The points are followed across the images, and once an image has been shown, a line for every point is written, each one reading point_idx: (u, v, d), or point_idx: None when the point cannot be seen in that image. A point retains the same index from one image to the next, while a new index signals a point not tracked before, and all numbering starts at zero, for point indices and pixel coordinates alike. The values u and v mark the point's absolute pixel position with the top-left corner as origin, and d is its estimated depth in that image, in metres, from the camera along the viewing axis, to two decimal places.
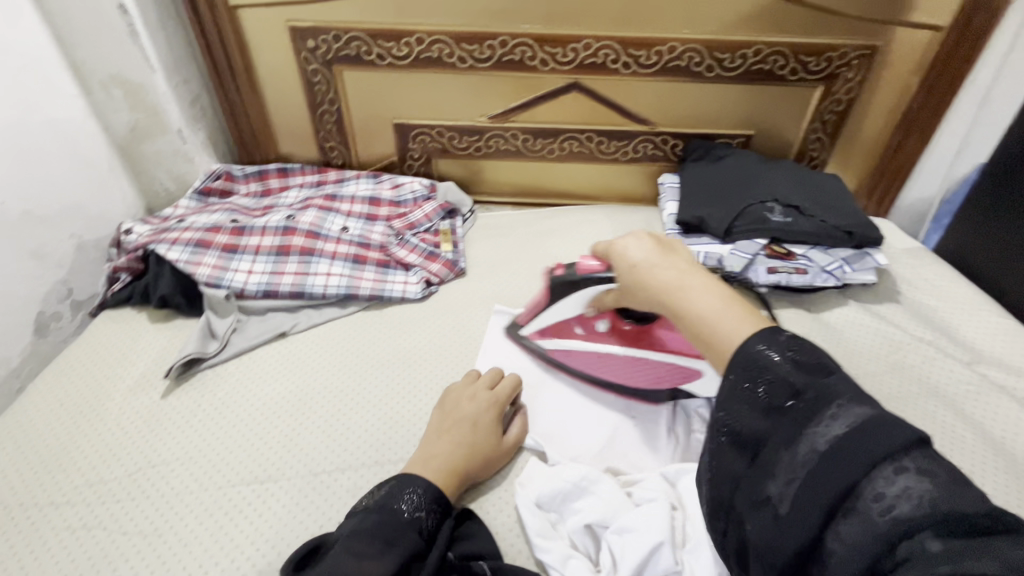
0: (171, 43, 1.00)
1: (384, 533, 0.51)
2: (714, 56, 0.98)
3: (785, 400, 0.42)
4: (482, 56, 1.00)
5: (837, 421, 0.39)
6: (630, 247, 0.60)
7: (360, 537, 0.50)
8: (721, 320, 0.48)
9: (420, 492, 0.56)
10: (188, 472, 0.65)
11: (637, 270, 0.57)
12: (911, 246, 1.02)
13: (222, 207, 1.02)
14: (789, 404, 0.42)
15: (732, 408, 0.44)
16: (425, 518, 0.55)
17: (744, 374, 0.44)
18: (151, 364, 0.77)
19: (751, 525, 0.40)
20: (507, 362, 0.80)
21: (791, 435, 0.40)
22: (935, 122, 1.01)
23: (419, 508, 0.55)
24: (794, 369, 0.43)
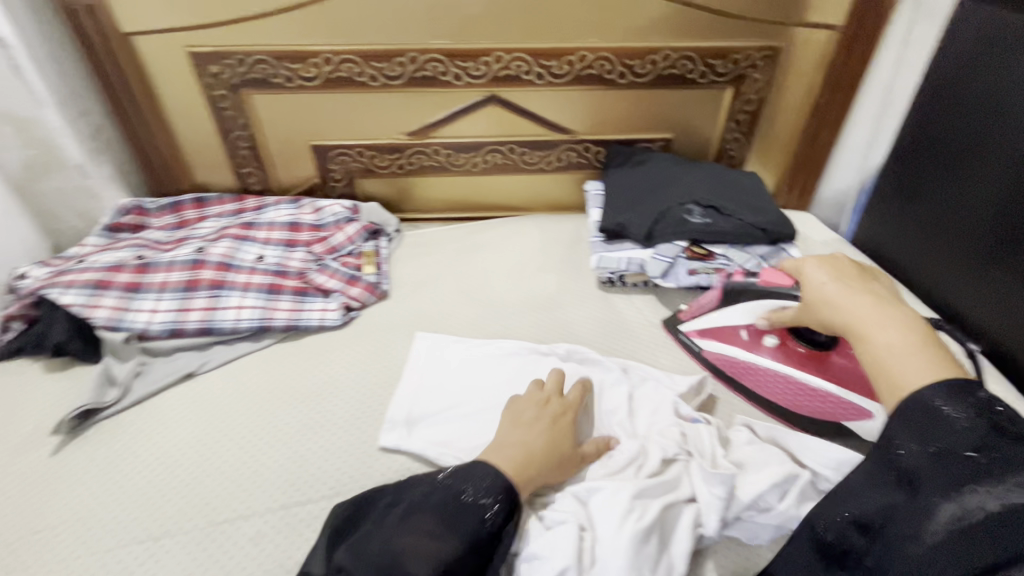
0: (64, 74, 0.95)
1: (444, 523, 0.51)
2: (625, 63, 0.99)
3: (966, 451, 0.40)
4: (393, 73, 0.98)
5: (1020, 492, 0.37)
6: (817, 270, 0.60)
7: (416, 523, 0.51)
8: (906, 357, 0.46)
9: (489, 484, 0.55)
10: (77, 535, 0.60)
11: (822, 291, 0.58)
12: (829, 238, 1.04)
13: (130, 243, 0.97)
14: (968, 458, 0.40)
15: (897, 439, 0.43)
16: (495, 508, 0.54)
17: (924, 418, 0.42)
18: (43, 419, 0.72)
19: (885, 545, 0.41)
20: (422, 370, 0.79)
21: (958, 484, 0.39)
22: (842, 116, 1.05)
23: (489, 497, 0.54)
24: (980, 429, 0.40)
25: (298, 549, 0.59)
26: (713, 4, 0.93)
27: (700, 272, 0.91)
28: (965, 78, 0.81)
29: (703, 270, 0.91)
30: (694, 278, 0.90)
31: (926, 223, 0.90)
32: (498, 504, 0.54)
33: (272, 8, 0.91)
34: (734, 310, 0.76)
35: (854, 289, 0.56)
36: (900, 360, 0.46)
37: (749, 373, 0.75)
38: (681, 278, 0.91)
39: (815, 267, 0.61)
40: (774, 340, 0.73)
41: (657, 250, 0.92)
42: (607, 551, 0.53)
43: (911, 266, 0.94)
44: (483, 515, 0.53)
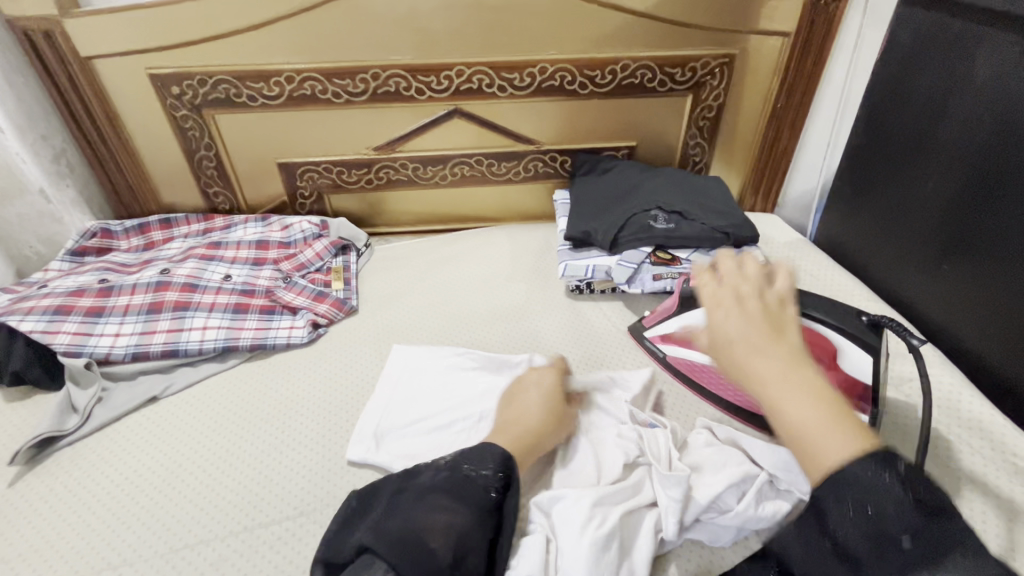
0: (23, 99, 0.95)
1: (460, 501, 0.52)
2: (585, 74, 1.01)
3: (902, 538, 0.38)
4: (356, 89, 0.99)
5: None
6: (733, 320, 0.47)
7: (435, 500, 0.51)
8: (833, 450, 0.40)
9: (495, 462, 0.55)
10: (32, 568, 0.59)
11: (737, 356, 0.46)
12: (793, 239, 1.06)
13: (94, 266, 0.96)
14: (906, 544, 0.38)
15: (830, 522, 0.41)
16: (501, 485, 0.54)
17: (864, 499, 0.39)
18: (1, 450, 0.71)
19: None
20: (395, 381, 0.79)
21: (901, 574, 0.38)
22: (802, 117, 1.08)
23: (496, 476, 0.54)
24: (914, 510, 0.38)
25: (260, 570, 0.59)
26: (668, 14, 0.95)
27: (665, 277, 0.92)
28: (910, 81, 0.83)
29: (668, 275, 0.92)
30: (659, 283, 0.92)
31: (883, 221, 0.92)
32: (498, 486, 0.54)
33: (231, 28, 0.91)
34: (693, 313, 0.75)
35: (764, 346, 0.45)
36: (819, 438, 0.40)
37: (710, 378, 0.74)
38: (646, 284, 0.92)
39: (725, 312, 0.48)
40: None
41: (622, 256, 0.93)
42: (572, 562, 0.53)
43: (871, 265, 0.96)
44: (489, 488, 0.53)
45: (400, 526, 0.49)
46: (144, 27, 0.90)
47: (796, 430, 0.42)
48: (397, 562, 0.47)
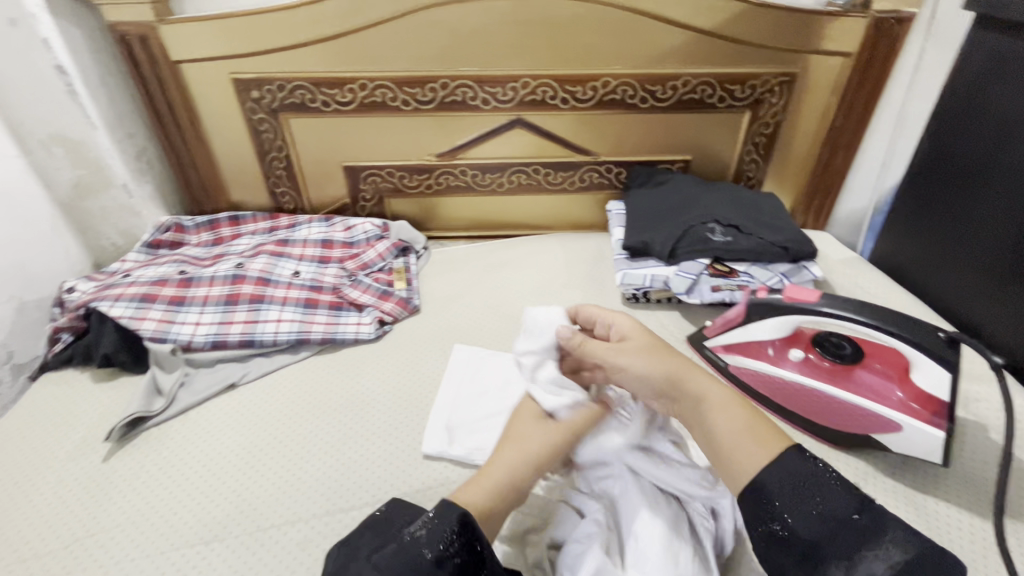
0: (113, 99, 1.01)
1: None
2: (647, 89, 1.03)
3: (851, 513, 0.45)
4: (425, 98, 1.03)
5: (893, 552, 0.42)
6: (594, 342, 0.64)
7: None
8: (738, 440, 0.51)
9: (440, 528, 0.47)
10: (130, 538, 0.62)
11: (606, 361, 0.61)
12: (848, 257, 1.07)
13: (171, 258, 1.01)
14: (854, 516, 0.45)
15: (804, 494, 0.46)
16: (446, 550, 0.46)
17: (798, 486, 0.46)
18: (93, 427, 0.75)
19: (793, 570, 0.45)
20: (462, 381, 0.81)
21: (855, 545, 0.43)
22: (859, 138, 1.08)
23: (447, 538, 0.47)
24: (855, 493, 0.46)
25: None
26: (731, 33, 0.98)
27: (724, 288, 0.93)
28: (978, 103, 0.84)
29: (726, 287, 0.93)
30: (718, 294, 0.92)
31: (947, 239, 0.92)
32: (458, 550, 0.47)
33: (312, 37, 0.96)
34: (762, 325, 0.76)
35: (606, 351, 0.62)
36: (741, 439, 0.51)
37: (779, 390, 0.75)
38: (704, 295, 0.93)
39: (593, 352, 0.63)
40: (799, 354, 0.75)
41: (680, 267, 0.95)
42: (643, 535, 0.56)
43: (929, 285, 0.96)
44: (427, 554, 0.46)
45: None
46: (232, 34, 0.96)
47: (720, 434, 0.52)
48: None
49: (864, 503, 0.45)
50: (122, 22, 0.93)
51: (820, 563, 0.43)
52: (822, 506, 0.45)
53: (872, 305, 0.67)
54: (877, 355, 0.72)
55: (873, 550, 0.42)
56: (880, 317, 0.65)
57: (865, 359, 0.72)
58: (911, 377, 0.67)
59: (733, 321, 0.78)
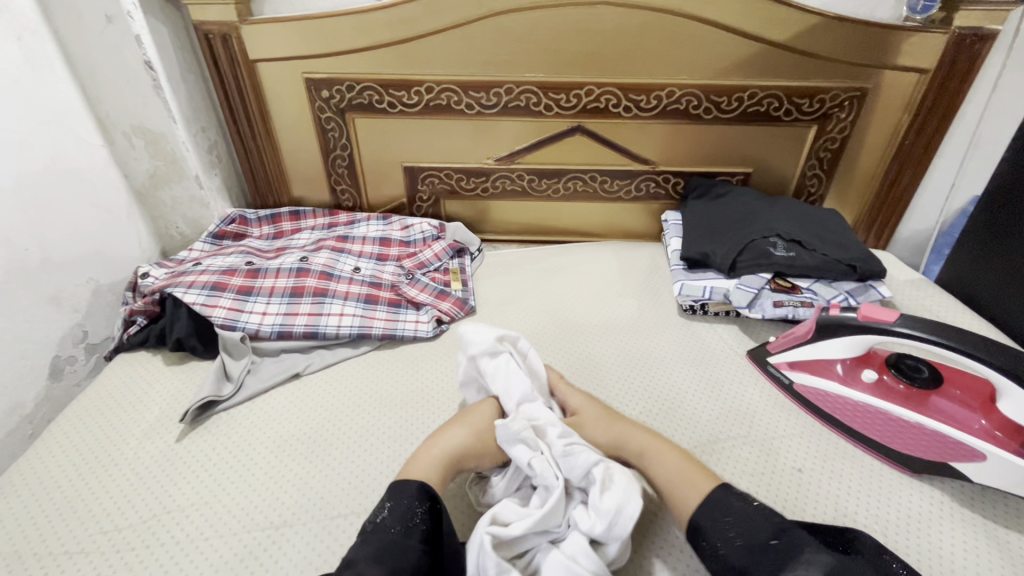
0: (191, 95, 1.05)
1: (373, 559, 0.50)
2: (711, 99, 1.03)
3: (770, 538, 0.52)
4: (489, 102, 1.05)
5: (812, 565, 0.49)
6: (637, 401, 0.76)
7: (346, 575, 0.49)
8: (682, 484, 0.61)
9: (405, 501, 0.56)
10: (203, 517, 0.64)
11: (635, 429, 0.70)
12: (914, 277, 1.03)
13: (237, 249, 1.04)
14: (772, 541, 0.52)
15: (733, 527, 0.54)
16: (414, 522, 0.55)
17: (737, 523, 0.54)
18: (167, 408, 0.78)
19: None
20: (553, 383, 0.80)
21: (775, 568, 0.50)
22: (930, 157, 1.05)
23: (411, 511, 0.55)
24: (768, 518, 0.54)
25: None
26: (801, 46, 0.96)
27: (787, 304, 0.91)
28: None
29: (789, 302, 0.91)
30: (780, 310, 0.91)
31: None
32: (421, 518, 0.55)
33: (385, 40, 0.99)
34: (834, 343, 0.74)
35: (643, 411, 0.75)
36: (677, 482, 0.61)
37: (849, 410, 0.73)
38: (766, 310, 0.91)
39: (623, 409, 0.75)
40: (873, 375, 0.74)
41: (741, 280, 0.94)
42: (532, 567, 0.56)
43: (1002, 310, 0.92)
44: (395, 528, 0.54)
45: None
46: (309, 35, 0.99)
47: (664, 472, 0.63)
48: None
49: (781, 530, 0.53)
50: (206, 22, 0.98)
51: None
52: (742, 538, 0.53)
53: (956, 328, 0.64)
54: (957, 381, 0.71)
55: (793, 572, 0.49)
56: (966, 342, 0.62)
57: (944, 387, 0.71)
58: (997, 406, 0.65)
59: (801, 338, 0.78)
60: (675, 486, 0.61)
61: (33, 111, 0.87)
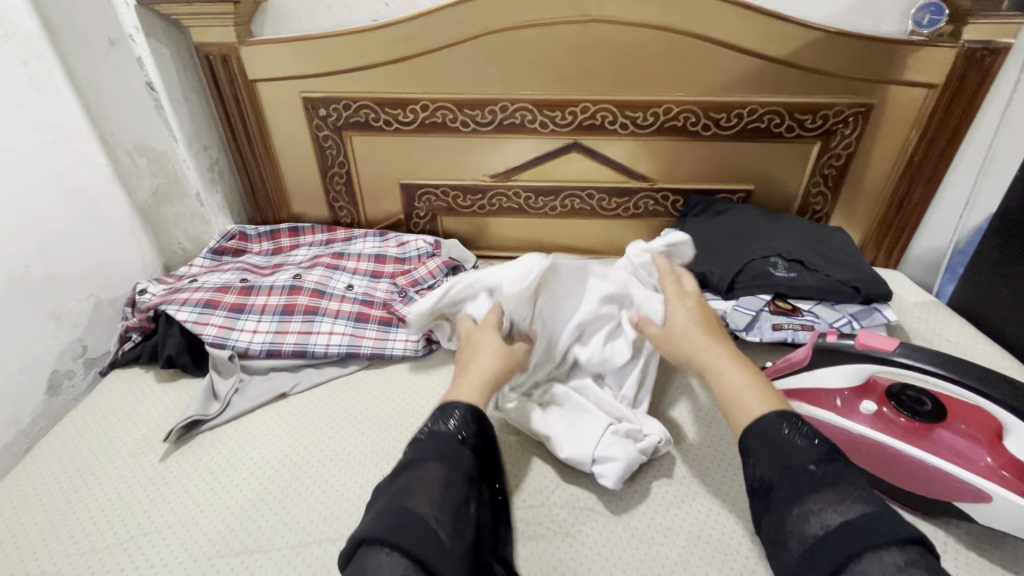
0: (193, 112, 1.07)
1: (435, 459, 0.53)
2: (710, 116, 1.01)
3: (808, 464, 0.49)
4: (484, 120, 1.04)
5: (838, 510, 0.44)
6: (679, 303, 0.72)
7: (410, 471, 0.51)
8: (745, 399, 0.57)
9: (463, 413, 0.59)
10: (179, 539, 0.64)
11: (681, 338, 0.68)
12: (925, 299, 0.99)
13: (234, 266, 1.05)
14: (811, 467, 0.48)
15: (769, 452, 0.51)
16: (469, 436, 0.57)
17: (770, 450, 0.51)
18: (154, 427, 0.79)
19: (765, 526, 0.48)
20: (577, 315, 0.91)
21: (809, 492, 0.47)
22: (941, 174, 1.01)
23: (464, 427, 0.57)
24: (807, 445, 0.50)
25: None
26: (802, 61, 0.94)
27: (786, 327, 0.88)
28: None
29: (788, 326, 0.88)
30: (779, 333, 0.87)
31: None
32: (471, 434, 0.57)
33: (380, 60, 0.99)
34: (830, 371, 0.70)
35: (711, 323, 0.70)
36: (747, 398, 0.57)
37: (847, 444, 0.69)
38: (765, 333, 0.88)
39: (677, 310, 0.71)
40: (872, 407, 0.69)
41: (739, 302, 0.91)
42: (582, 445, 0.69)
43: (1017, 335, 0.88)
44: (457, 436, 0.56)
45: (388, 500, 0.48)
46: (306, 54, 1.00)
47: (729, 390, 0.59)
48: (403, 538, 0.44)
49: (824, 458, 0.49)
50: (207, 43, 1.00)
51: (777, 508, 0.48)
52: (775, 460, 0.50)
53: (959, 360, 0.60)
54: (962, 416, 0.67)
55: (823, 500, 0.45)
56: (970, 376, 0.59)
57: (949, 420, 0.67)
58: (1004, 442, 0.61)
59: (799, 363, 0.73)
60: (738, 403, 0.57)
61: (38, 132, 0.89)
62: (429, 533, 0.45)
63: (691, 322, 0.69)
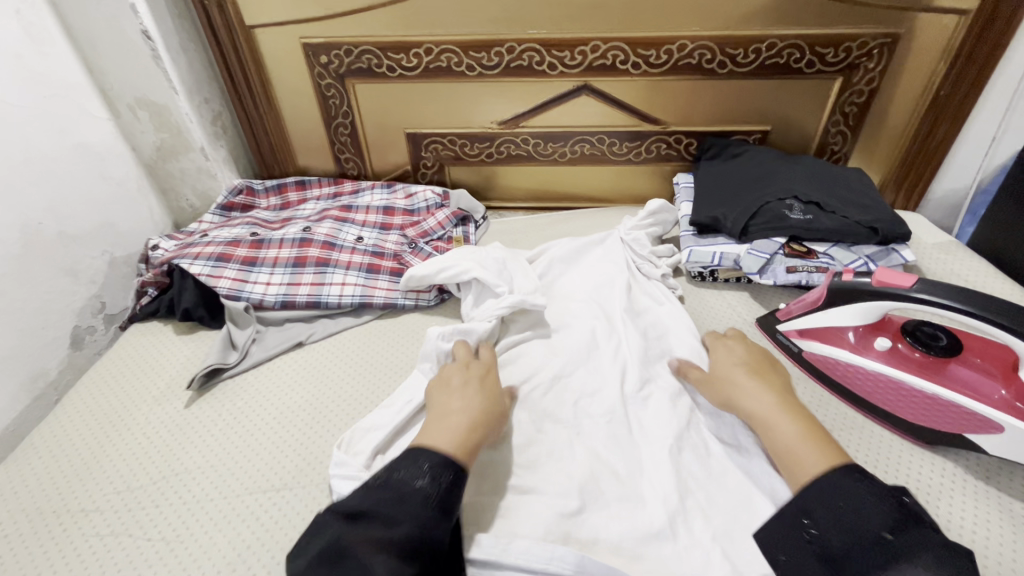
0: (191, 64, 1.04)
1: (406, 516, 0.49)
2: (726, 52, 0.96)
3: (883, 531, 0.46)
4: (490, 63, 1.00)
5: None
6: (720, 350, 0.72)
7: (368, 525, 0.49)
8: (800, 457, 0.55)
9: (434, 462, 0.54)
10: (209, 479, 0.66)
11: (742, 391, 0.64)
12: (943, 240, 0.97)
13: (243, 220, 1.05)
14: (887, 536, 0.46)
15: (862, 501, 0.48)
16: (448, 495, 0.52)
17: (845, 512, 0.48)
18: (177, 375, 0.81)
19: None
20: (589, 274, 0.91)
21: (883, 564, 0.44)
22: (968, 108, 0.96)
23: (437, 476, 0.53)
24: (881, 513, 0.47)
25: None
26: None
27: (800, 269, 0.87)
28: None
29: (803, 268, 0.87)
30: (793, 276, 0.87)
31: None
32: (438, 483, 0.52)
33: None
34: (845, 310, 0.70)
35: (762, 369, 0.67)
36: (803, 454, 0.55)
37: (859, 380, 0.70)
38: (778, 276, 0.87)
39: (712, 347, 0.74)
40: (886, 342, 0.69)
41: (752, 245, 0.89)
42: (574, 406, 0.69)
43: None
44: (431, 498, 0.51)
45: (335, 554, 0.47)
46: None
47: (782, 444, 0.57)
48: None
49: (898, 524, 0.46)
50: None
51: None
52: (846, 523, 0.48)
53: (976, 293, 0.60)
54: (976, 350, 0.66)
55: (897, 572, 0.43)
56: (990, 309, 0.58)
57: (964, 354, 0.65)
58: (1020, 374, 0.60)
59: (812, 305, 0.74)
60: (796, 461, 0.55)
61: (38, 86, 0.88)
62: None
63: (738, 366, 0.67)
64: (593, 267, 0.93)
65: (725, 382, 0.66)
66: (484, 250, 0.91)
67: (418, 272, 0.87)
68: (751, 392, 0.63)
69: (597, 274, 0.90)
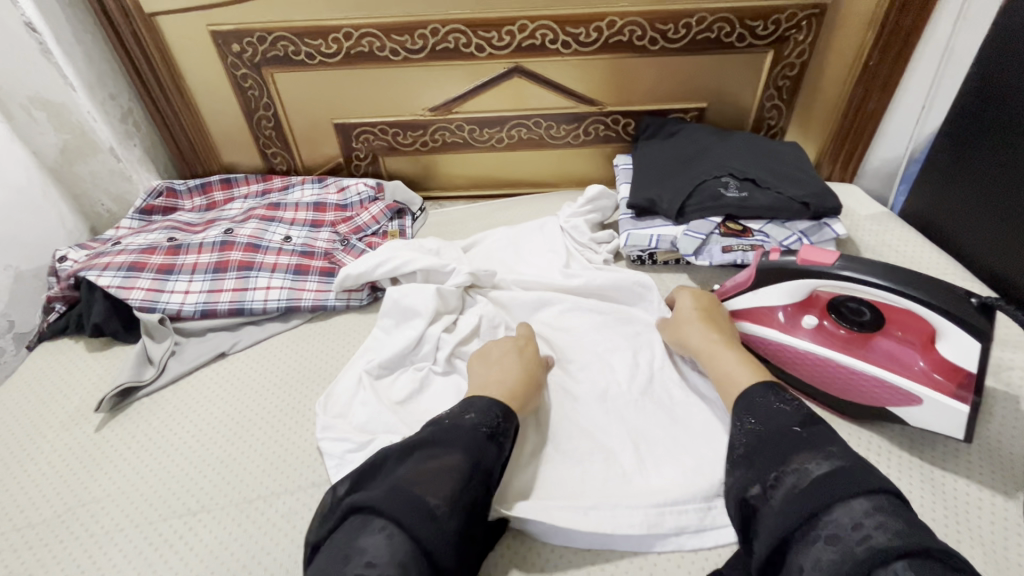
0: (91, 57, 0.97)
1: (460, 449, 0.52)
2: (657, 29, 0.94)
3: (796, 427, 0.51)
4: (415, 46, 0.96)
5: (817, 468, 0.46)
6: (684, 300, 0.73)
7: (432, 450, 0.52)
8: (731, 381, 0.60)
9: (486, 405, 0.57)
10: (120, 509, 0.62)
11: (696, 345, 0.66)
12: (876, 212, 0.98)
13: (161, 224, 0.98)
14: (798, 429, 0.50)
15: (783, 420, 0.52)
16: (495, 427, 0.55)
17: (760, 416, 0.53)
18: (88, 397, 0.75)
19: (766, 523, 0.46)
20: (528, 263, 0.89)
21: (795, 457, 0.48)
22: (896, 79, 0.95)
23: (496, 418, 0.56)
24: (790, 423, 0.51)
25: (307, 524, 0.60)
26: None
27: (735, 249, 0.86)
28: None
29: (739, 246, 0.86)
30: (729, 255, 0.86)
31: (986, 191, 0.83)
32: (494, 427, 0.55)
33: None
34: (772, 290, 0.69)
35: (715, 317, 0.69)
36: (734, 374, 0.60)
37: (788, 360, 0.70)
38: (714, 256, 0.87)
39: (684, 297, 0.74)
40: (813, 320, 0.68)
41: (689, 227, 0.88)
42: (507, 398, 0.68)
43: (963, 243, 0.88)
44: (482, 428, 0.54)
45: (397, 480, 0.48)
46: None
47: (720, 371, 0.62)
48: (399, 516, 0.45)
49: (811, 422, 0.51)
50: None
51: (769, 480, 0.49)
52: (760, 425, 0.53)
53: (898, 268, 0.59)
54: (897, 322, 0.66)
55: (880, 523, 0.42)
56: (905, 283, 0.58)
57: (885, 327, 0.66)
58: (936, 345, 0.61)
59: (742, 284, 0.73)
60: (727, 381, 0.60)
61: None
62: (423, 513, 0.46)
63: (693, 311, 0.70)
64: (531, 256, 0.90)
65: (680, 327, 0.70)
66: (416, 241, 0.89)
67: (351, 270, 0.83)
68: (698, 330, 0.68)
69: (536, 263, 0.88)
